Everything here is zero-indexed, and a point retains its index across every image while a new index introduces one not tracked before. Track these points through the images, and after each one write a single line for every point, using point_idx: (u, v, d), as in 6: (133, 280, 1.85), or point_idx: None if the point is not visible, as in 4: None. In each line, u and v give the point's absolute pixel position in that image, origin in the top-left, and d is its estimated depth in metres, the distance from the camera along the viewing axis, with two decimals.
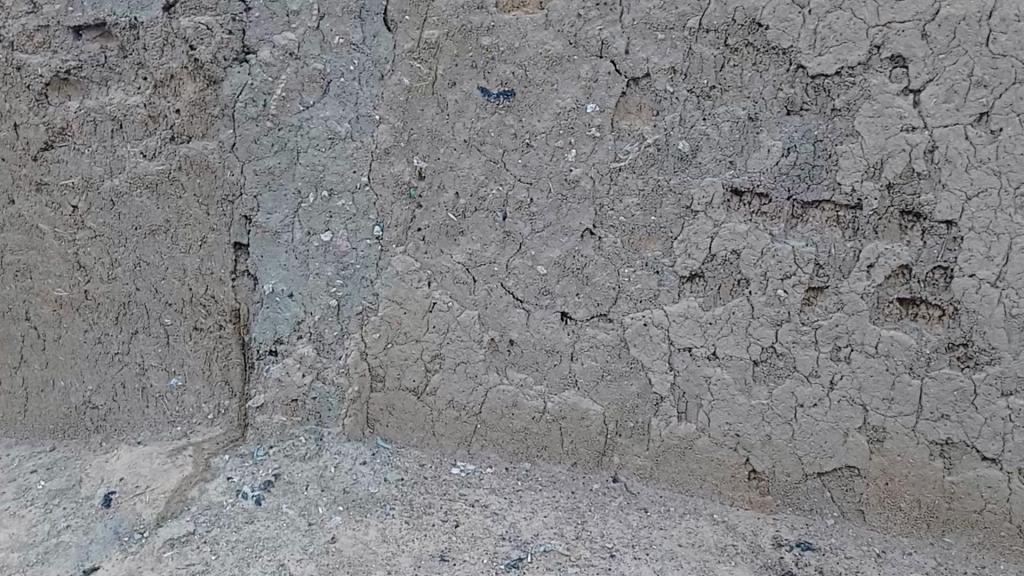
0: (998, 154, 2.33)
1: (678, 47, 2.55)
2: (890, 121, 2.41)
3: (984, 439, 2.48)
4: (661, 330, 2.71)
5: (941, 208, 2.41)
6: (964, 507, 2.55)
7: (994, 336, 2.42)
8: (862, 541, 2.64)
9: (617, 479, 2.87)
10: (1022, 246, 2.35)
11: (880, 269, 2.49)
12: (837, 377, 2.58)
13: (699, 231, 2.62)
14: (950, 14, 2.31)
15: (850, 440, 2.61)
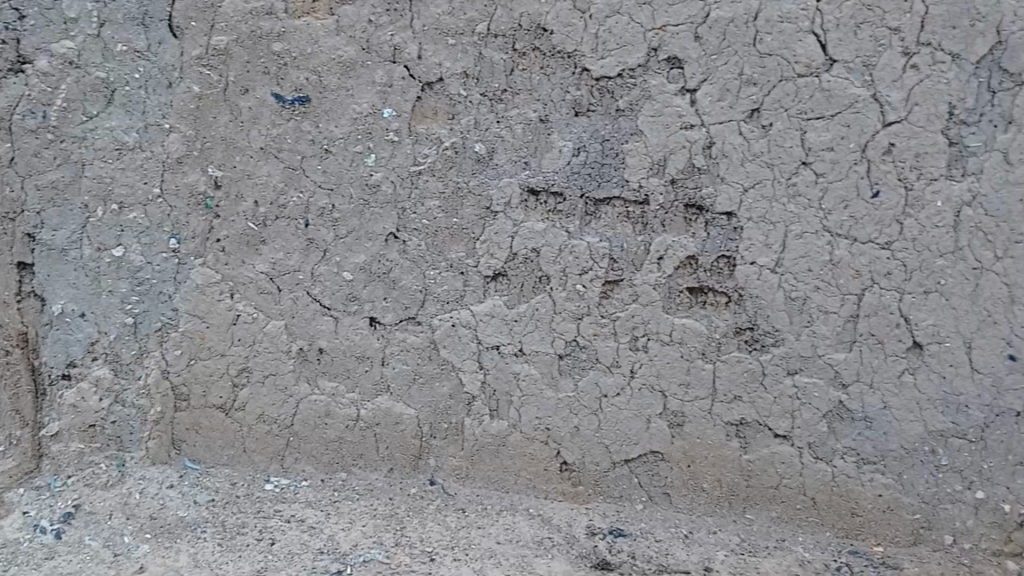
0: (770, 148, 2.52)
1: (469, 52, 2.68)
2: (671, 120, 2.58)
3: (774, 417, 2.65)
4: (469, 330, 2.83)
5: (721, 200, 2.58)
6: (761, 484, 2.71)
7: (776, 319, 2.60)
8: (670, 523, 2.77)
9: (434, 482, 2.93)
10: (796, 233, 2.54)
11: (670, 260, 2.66)
12: (636, 366, 2.73)
13: (500, 231, 2.76)
14: (719, 16, 2.49)
15: (652, 426, 2.76)
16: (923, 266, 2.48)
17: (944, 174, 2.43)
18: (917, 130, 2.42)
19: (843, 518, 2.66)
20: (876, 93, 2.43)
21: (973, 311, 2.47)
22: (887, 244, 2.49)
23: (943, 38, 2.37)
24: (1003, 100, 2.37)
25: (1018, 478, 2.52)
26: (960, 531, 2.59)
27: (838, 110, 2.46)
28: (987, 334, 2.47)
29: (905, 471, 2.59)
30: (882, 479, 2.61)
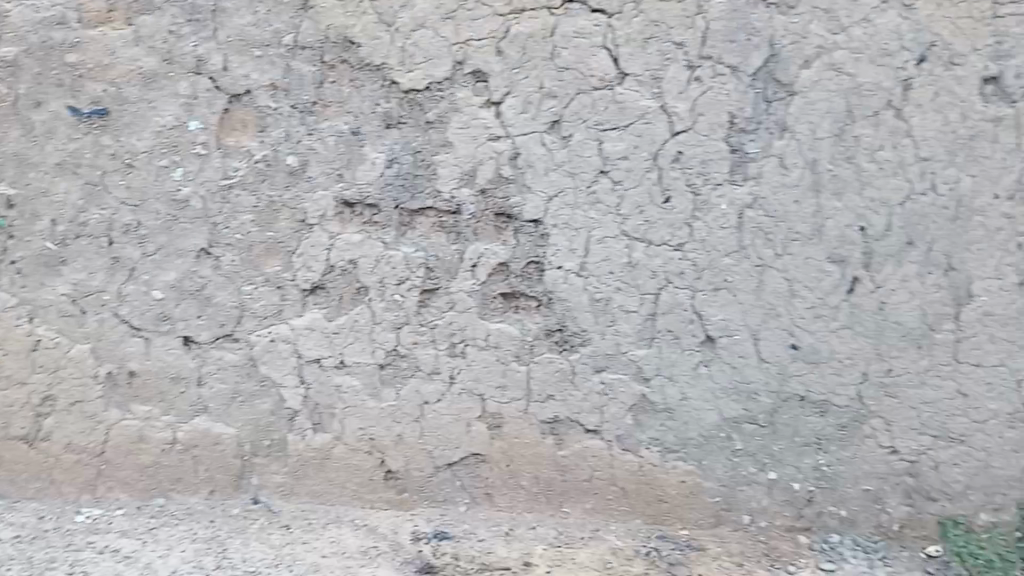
0: (570, 157, 2.72)
1: (276, 64, 2.74)
2: (478, 131, 2.74)
3: (585, 413, 2.85)
4: (288, 344, 2.86)
5: (528, 209, 2.76)
6: (575, 477, 2.89)
7: (583, 320, 2.80)
8: (492, 522, 2.90)
9: (257, 501, 2.93)
10: (598, 239, 2.75)
11: (483, 267, 2.81)
12: (455, 371, 2.86)
13: (316, 244, 2.82)
14: (519, 31, 2.68)
15: (473, 429, 2.88)
16: (711, 264, 2.73)
17: (727, 179, 2.68)
18: (702, 138, 2.67)
19: (650, 504, 2.89)
20: (664, 105, 2.67)
21: (757, 303, 2.74)
22: (679, 246, 2.73)
23: (723, 51, 2.63)
24: (777, 110, 2.64)
25: (805, 457, 2.82)
26: (756, 510, 2.86)
27: (631, 121, 2.69)
28: (771, 326, 2.75)
29: (705, 457, 2.85)
30: (684, 465, 2.86)
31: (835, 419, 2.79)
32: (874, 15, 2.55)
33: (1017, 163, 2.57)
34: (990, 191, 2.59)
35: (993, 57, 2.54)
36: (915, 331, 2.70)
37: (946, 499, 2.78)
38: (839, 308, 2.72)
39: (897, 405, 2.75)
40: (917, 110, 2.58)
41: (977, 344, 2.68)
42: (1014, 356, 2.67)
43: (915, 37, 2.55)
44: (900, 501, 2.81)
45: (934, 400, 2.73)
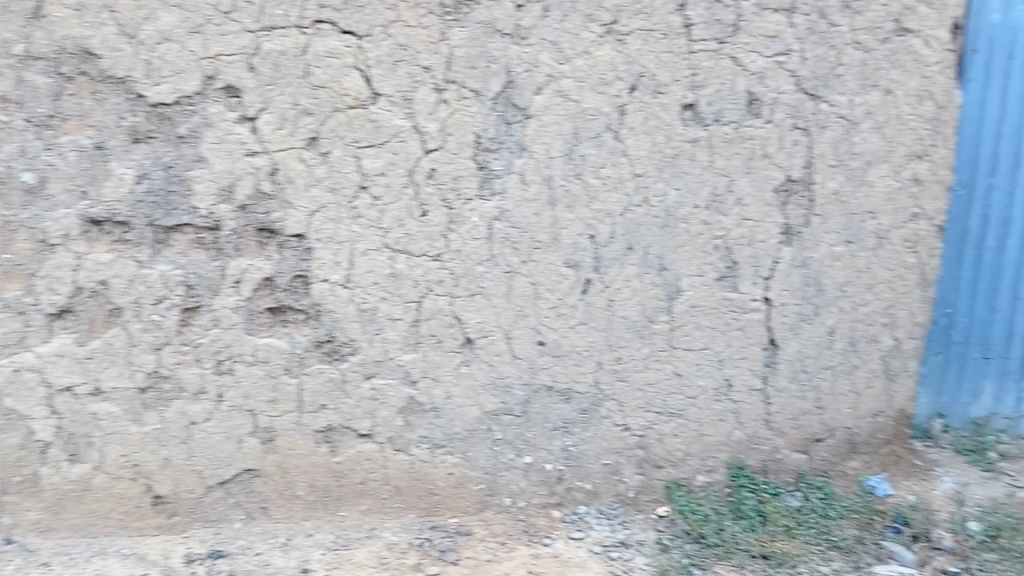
0: (329, 173, 2.86)
1: (8, 75, 2.66)
2: (234, 147, 2.79)
3: (357, 418, 3.03)
4: (35, 373, 2.80)
5: (291, 223, 2.87)
6: (351, 481, 3.07)
7: (351, 330, 2.97)
8: (268, 535, 3.00)
9: (12, 541, 2.88)
10: (362, 251, 2.93)
11: (247, 283, 2.88)
12: (223, 390, 2.93)
13: (61, 265, 2.76)
14: (270, 49, 2.77)
15: (244, 446, 2.98)
16: (467, 272, 3.01)
17: (476, 194, 2.97)
18: (451, 156, 2.93)
19: (423, 498, 3.13)
20: (416, 124, 2.89)
21: (508, 306, 3.06)
22: (437, 256, 2.98)
23: (465, 76, 2.90)
24: (516, 131, 2.98)
25: (555, 440, 3.20)
26: (516, 493, 3.19)
27: (385, 138, 2.88)
28: (521, 326, 3.09)
29: (469, 449, 3.14)
30: (452, 458, 3.13)
31: (578, 405, 3.20)
32: (592, 49, 2.97)
33: (711, 178, 3.11)
34: (692, 202, 3.12)
35: (688, 87, 3.05)
36: (638, 323, 3.17)
37: (671, 466, 3.29)
38: (576, 306, 3.12)
39: (627, 387, 3.21)
40: (632, 132, 3.04)
41: (687, 331, 3.21)
42: (716, 340, 3.23)
43: (625, 69, 3.00)
44: (634, 471, 3.27)
45: (657, 381, 3.23)
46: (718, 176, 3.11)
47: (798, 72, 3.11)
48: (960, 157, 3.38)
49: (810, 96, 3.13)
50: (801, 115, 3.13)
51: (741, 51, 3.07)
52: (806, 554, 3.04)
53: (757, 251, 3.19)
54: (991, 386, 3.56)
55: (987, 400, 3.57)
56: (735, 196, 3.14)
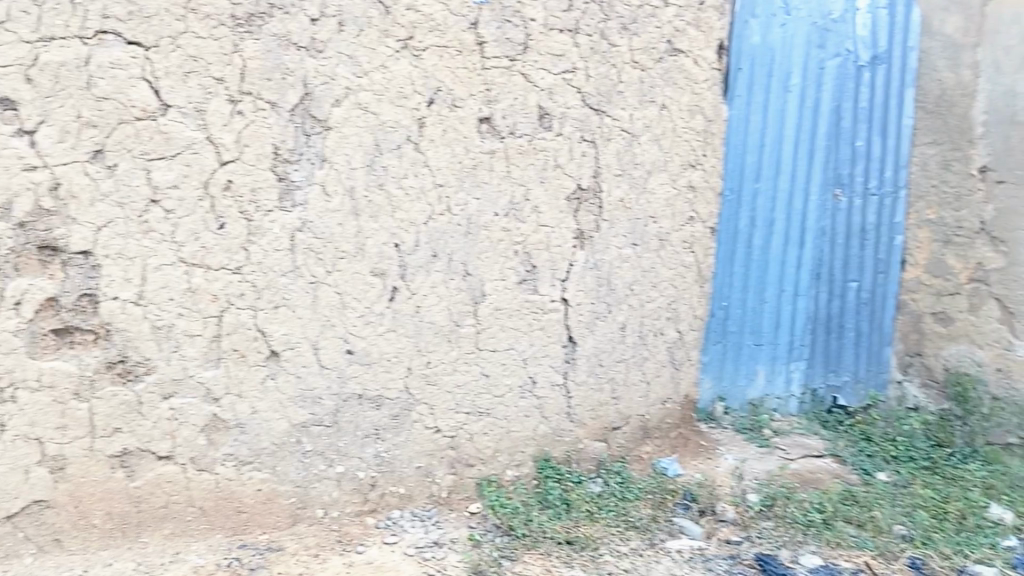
0: (117, 187, 2.77)
1: None
2: (11, 161, 2.65)
3: (156, 440, 2.95)
4: None
5: (75, 240, 2.76)
6: (151, 506, 2.98)
7: (146, 349, 2.89)
8: (63, 567, 2.86)
9: None
10: (155, 267, 2.85)
11: (28, 304, 2.75)
12: (6, 418, 2.76)
13: None
14: (49, 60, 2.66)
15: (32, 476, 2.82)
16: (269, 285, 3.00)
17: (277, 206, 2.97)
18: (249, 167, 2.92)
19: (230, 517, 3.08)
20: (209, 135, 2.86)
21: (313, 317, 3.08)
22: (237, 269, 2.95)
23: (261, 88, 2.91)
24: (315, 143, 3.00)
25: (367, 447, 3.24)
26: (329, 503, 3.21)
27: (178, 150, 2.83)
28: (328, 336, 3.11)
29: (278, 463, 3.12)
30: (259, 475, 3.10)
31: (389, 411, 3.25)
32: (389, 63, 3.06)
33: (509, 188, 3.28)
34: (491, 211, 3.27)
35: (484, 102, 3.21)
36: (445, 327, 3.27)
37: (481, 464, 3.42)
38: (384, 314, 3.18)
39: (437, 390, 3.31)
40: (431, 144, 3.15)
41: (492, 333, 3.34)
42: (520, 340, 3.39)
43: (423, 83, 3.11)
44: (446, 471, 3.37)
45: (465, 383, 3.34)
46: (514, 186, 3.29)
47: (583, 89, 3.35)
48: (729, 165, 3.72)
49: (595, 111, 3.38)
50: (588, 128, 3.38)
51: (531, 68, 3.26)
52: (606, 535, 3.25)
53: (554, 256, 3.39)
54: (764, 370, 3.94)
55: (761, 382, 3.95)
56: (532, 204, 3.33)
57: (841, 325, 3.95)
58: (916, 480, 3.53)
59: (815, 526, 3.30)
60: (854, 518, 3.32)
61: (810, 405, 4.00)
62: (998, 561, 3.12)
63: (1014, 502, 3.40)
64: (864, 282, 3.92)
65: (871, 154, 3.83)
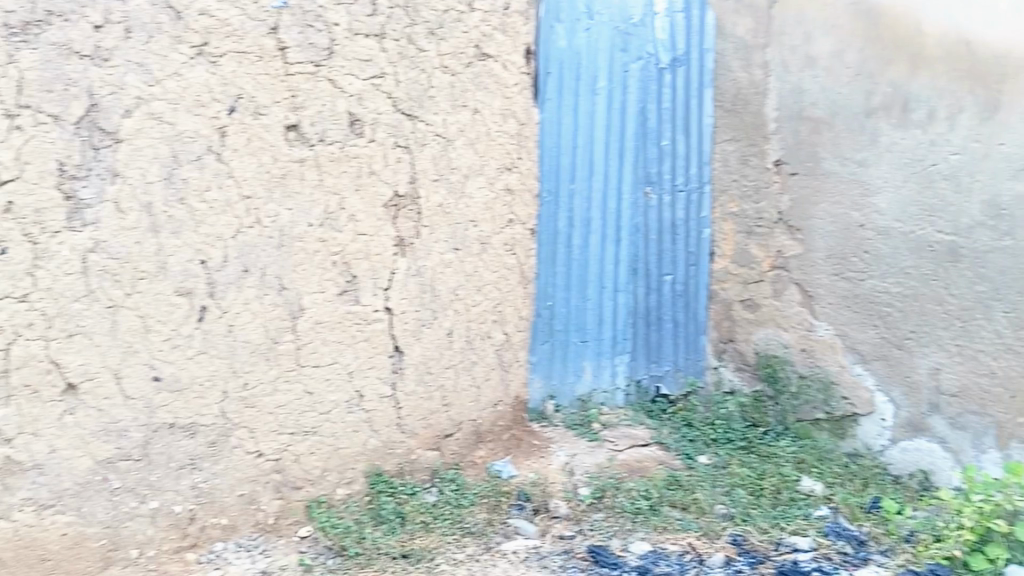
0: None
1: None
2: None
3: None
4: None
5: None
6: None
7: None
8: None
9: None
10: None
11: None
12: None
13: None
14: None
15: None
16: (61, 311, 2.76)
17: (65, 227, 2.74)
18: (31, 186, 2.68)
19: (33, 567, 2.80)
20: None
21: (113, 344, 2.85)
22: (23, 297, 2.70)
23: (40, 101, 2.68)
24: (105, 157, 2.79)
25: (182, 479, 3.03)
26: (143, 542, 2.98)
27: None
28: (131, 363, 2.89)
29: (84, 504, 2.87)
30: (63, 518, 2.84)
31: (205, 438, 3.06)
32: (183, 70, 2.88)
33: (323, 198, 3.17)
34: (305, 221, 3.15)
35: (289, 109, 3.09)
36: (262, 345, 3.12)
37: (309, 485, 3.28)
38: (192, 337, 2.99)
39: (256, 413, 3.14)
40: (235, 154, 3.00)
41: (313, 348, 3.22)
42: (343, 354, 3.28)
43: (222, 91, 2.96)
44: (272, 497, 3.21)
45: (287, 403, 3.20)
46: (329, 195, 3.18)
47: (393, 94, 3.28)
48: (545, 167, 3.78)
49: (407, 116, 3.33)
50: (401, 134, 3.32)
51: (337, 73, 3.17)
52: (442, 545, 3.21)
53: (374, 264, 3.31)
54: (591, 366, 4.01)
55: (588, 378, 4.02)
56: (348, 213, 3.23)
57: (660, 318, 4.08)
58: (734, 460, 3.70)
59: (644, 513, 3.42)
60: (679, 502, 3.45)
61: (636, 397, 4.09)
62: (812, 529, 3.30)
63: (823, 474, 3.59)
64: (678, 276, 4.07)
65: (677, 152, 3.97)
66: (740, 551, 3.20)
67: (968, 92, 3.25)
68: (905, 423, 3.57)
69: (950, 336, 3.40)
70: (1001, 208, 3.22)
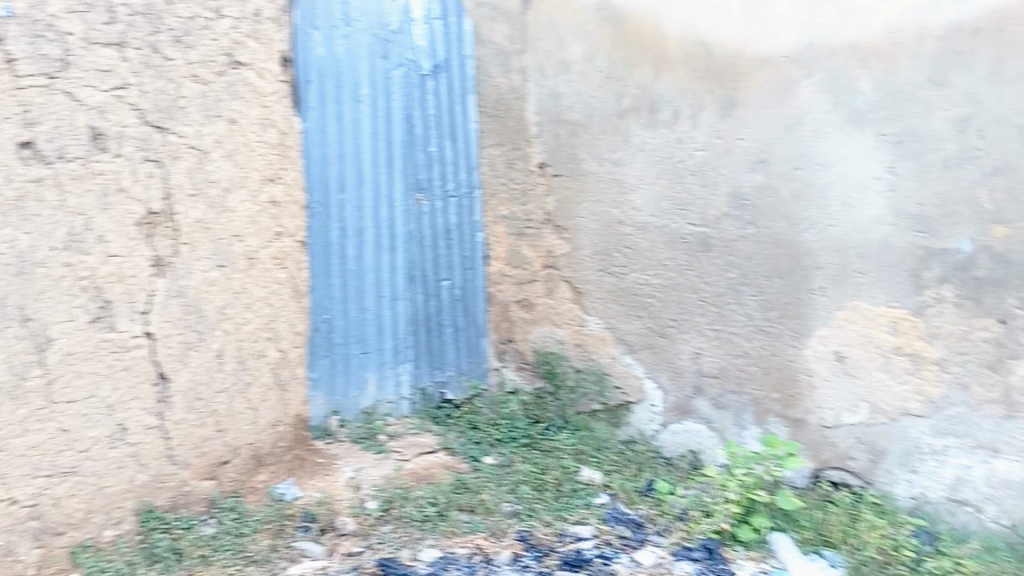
0: None
1: None
2: None
3: None
4: None
5: None
6: None
7: None
8: None
9: None
10: None
11: None
12: None
13: None
14: None
15: None
16: None
17: None
18: None
19: None
20: None
21: None
22: None
23: None
24: None
25: None
26: None
27: None
28: None
29: None
30: None
31: None
32: None
33: (66, 218, 2.90)
34: (47, 245, 2.86)
35: (22, 124, 2.79)
36: (8, 384, 2.79)
37: (72, 530, 2.98)
38: None
39: (6, 457, 2.80)
40: None
41: (66, 383, 2.93)
42: (101, 385, 3.02)
43: None
44: (31, 546, 2.88)
45: (40, 443, 2.88)
46: (73, 216, 2.92)
47: (139, 106, 3.06)
48: (312, 178, 3.67)
49: (156, 128, 3.12)
50: (149, 147, 3.10)
51: (75, 85, 2.91)
52: None
53: (129, 287, 3.07)
54: (374, 377, 3.95)
55: (372, 390, 3.95)
56: (96, 234, 2.97)
57: (440, 323, 4.10)
58: (517, 457, 3.77)
59: (431, 519, 3.36)
60: (466, 504, 3.43)
61: (421, 404, 4.08)
62: (592, 518, 3.37)
63: (601, 463, 3.72)
64: (455, 280, 4.10)
65: (445, 158, 4.01)
66: (527, 547, 3.22)
67: (707, 90, 3.40)
68: (673, 407, 3.74)
69: (706, 322, 3.57)
70: (742, 199, 3.38)
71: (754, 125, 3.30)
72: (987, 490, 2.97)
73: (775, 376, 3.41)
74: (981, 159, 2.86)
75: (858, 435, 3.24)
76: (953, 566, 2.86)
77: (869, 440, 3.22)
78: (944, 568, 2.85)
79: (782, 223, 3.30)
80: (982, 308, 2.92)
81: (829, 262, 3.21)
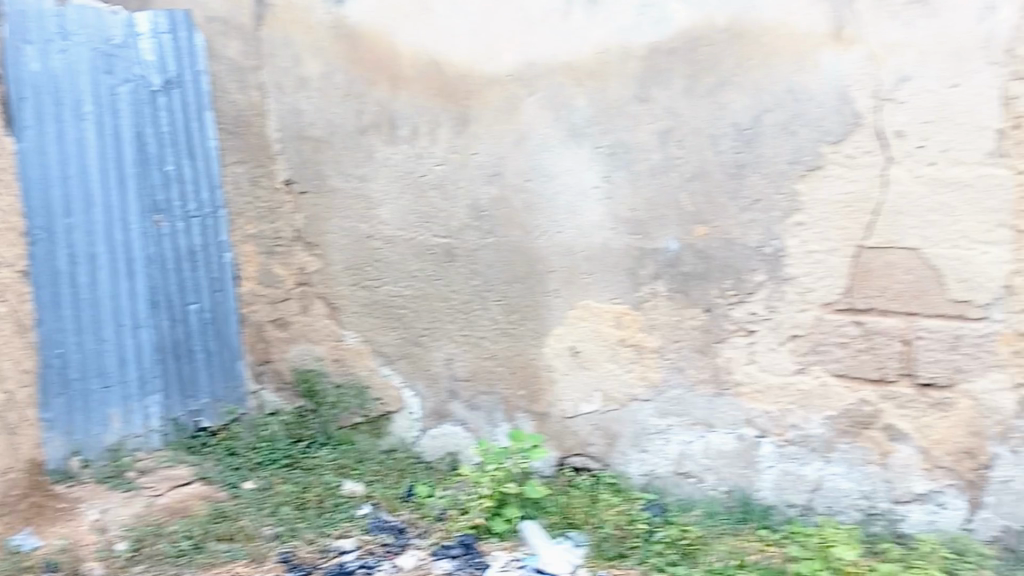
0: None
1: None
2: None
3: None
4: None
5: None
6: None
7: None
8: None
9: None
10: None
11: None
12: None
13: None
14: None
15: None
16: None
17: None
18: None
19: None
20: None
21: None
22: None
23: None
24: None
25: None
26: None
27: None
28: None
29: None
30: None
31: None
32: None
33: None
34: None
35: None
36: None
37: None
38: None
39: None
40: None
41: None
42: None
43: None
44: None
45: None
46: None
47: None
48: (32, 202, 3.38)
49: None
50: None
51: None
52: None
53: None
54: (118, 412, 3.70)
55: (117, 427, 3.71)
56: None
57: (190, 349, 3.92)
58: (277, 479, 3.70)
59: (187, 553, 3.21)
60: (224, 533, 3.31)
61: (174, 435, 3.88)
62: (355, 530, 3.39)
63: (363, 475, 3.75)
64: (203, 303, 3.94)
65: (184, 177, 3.86)
66: (289, 567, 3.17)
67: (442, 108, 3.53)
68: (430, 412, 3.84)
69: (456, 329, 3.70)
70: (481, 210, 3.54)
71: (487, 140, 3.48)
72: (706, 461, 3.32)
73: (521, 376, 3.61)
74: (682, 166, 3.20)
75: (595, 422, 3.50)
76: (678, 533, 3.14)
77: (606, 425, 3.48)
78: (671, 536, 3.13)
79: (518, 232, 3.50)
80: (690, 300, 3.26)
81: (560, 266, 3.45)
